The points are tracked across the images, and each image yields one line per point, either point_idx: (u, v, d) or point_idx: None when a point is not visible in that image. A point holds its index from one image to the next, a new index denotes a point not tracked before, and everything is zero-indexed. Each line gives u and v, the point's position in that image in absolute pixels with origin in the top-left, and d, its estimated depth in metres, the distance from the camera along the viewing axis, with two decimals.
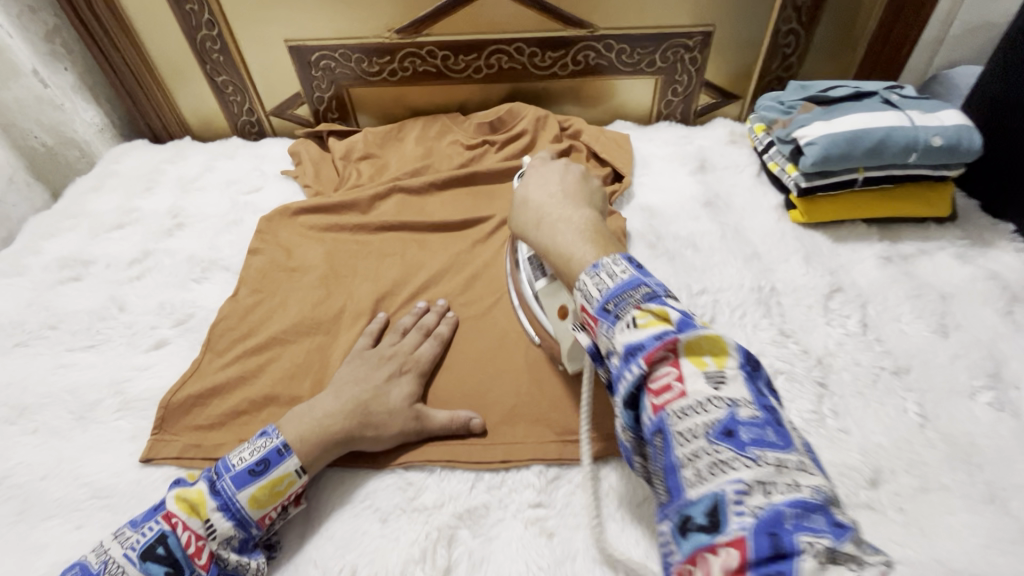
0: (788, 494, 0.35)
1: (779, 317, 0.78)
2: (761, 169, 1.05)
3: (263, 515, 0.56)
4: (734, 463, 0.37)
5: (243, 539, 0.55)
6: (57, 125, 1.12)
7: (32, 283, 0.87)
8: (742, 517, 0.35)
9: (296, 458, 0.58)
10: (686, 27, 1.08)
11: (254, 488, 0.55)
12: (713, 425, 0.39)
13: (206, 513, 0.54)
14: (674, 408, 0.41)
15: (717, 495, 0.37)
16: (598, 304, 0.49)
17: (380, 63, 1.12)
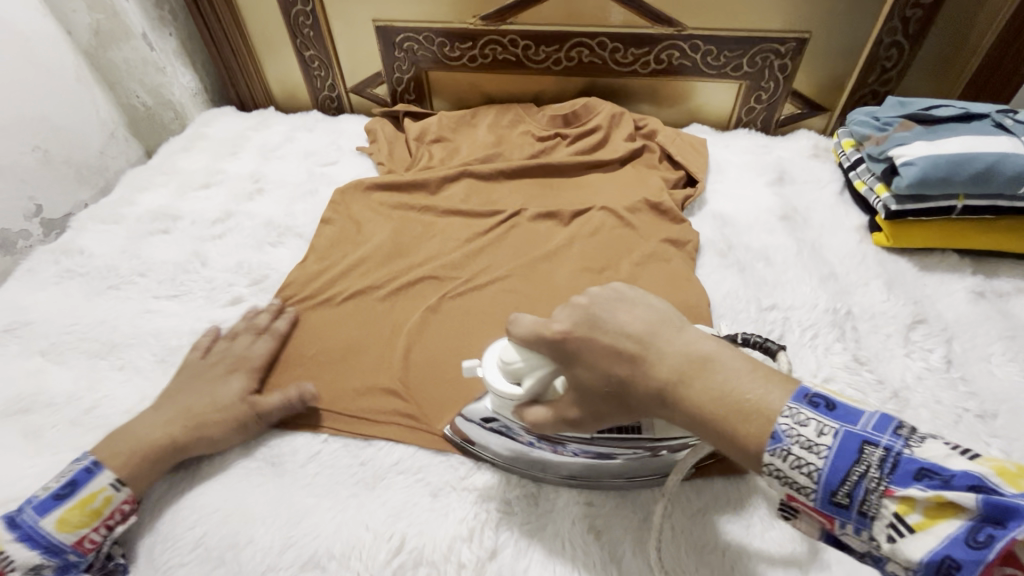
0: (976, 539, 0.33)
1: (854, 342, 0.74)
2: (844, 186, 1.00)
3: (77, 538, 0.54)
4: (905, 522, 0.36)
5: (60, 565, 0.54)
6: (157, 87, 1.19)
7: (126, 231, 0.93)
8: None
9: (109, 473, 0.57)
10: (780, 32, 1.03)
11: (61, 510, 0.54)
12: (852, 488, 0.38)
13: (11, 549, 0.52)
14: (782, 475, 0.40)
15: (917, 566, 0.35)
16: (791, 477, 0.39)
17: (462, 48, 1.13)
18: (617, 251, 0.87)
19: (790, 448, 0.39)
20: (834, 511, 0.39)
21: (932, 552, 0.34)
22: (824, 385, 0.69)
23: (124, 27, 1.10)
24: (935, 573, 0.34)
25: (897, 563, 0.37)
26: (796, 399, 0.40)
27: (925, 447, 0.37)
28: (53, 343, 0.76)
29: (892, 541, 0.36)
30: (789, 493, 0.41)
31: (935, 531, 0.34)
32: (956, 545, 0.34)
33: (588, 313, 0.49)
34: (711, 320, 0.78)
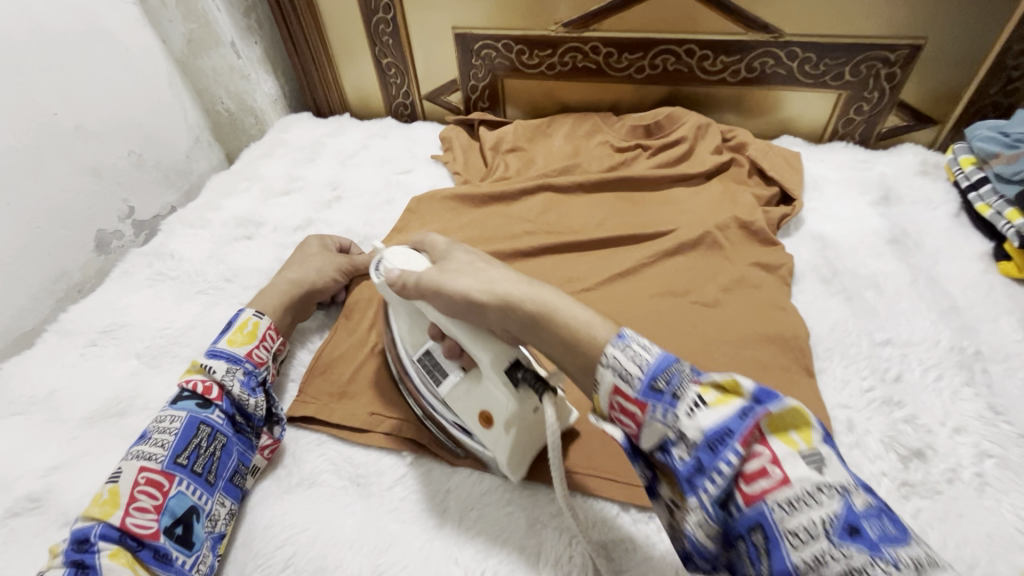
0: (845, 488, 0.36)
1: (986, 387, 0.66)
2: (961, 208, 0.90)
3: (248, 350, 0.66)
4: (794, 464, 0.37)
5: (246, 372, 0.65)
6: (241, 94, 1.22)
7: (212, 235, 0.95)
8: (836, 532, 0.34)
9: (251, 309, 0.70)
10: (890, 39, 0.95)
11: (228, 334, 0.67)
12: (748, 434, 0.38)
13: (206, 366, 0.63)
14: (688, 418, 0.40)
15: (824, 524, 0.35)
16: (695, 420, 0.39)
17: (541, 56, 1.10)
18: (705, 272, 0.82)
19: (619, 367, 0.43)
20: (649, 396, 0.42)
21: (716, 423, 0.39)
22: (953, 436, 0.62)
23: (215, 35, 1.13)
24: (829, 527, 0.35)
25: (790, 531, 0.35)
26: (617, 339, 0.44)
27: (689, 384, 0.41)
28: (148, 346, 0.78)
29: (794, 493, 0.36)
30: (613, 382, 0.43)
31: (722, 409, 0.40)
32: (736, 420, 0.39)
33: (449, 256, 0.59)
34: (816, 355, 0.71)
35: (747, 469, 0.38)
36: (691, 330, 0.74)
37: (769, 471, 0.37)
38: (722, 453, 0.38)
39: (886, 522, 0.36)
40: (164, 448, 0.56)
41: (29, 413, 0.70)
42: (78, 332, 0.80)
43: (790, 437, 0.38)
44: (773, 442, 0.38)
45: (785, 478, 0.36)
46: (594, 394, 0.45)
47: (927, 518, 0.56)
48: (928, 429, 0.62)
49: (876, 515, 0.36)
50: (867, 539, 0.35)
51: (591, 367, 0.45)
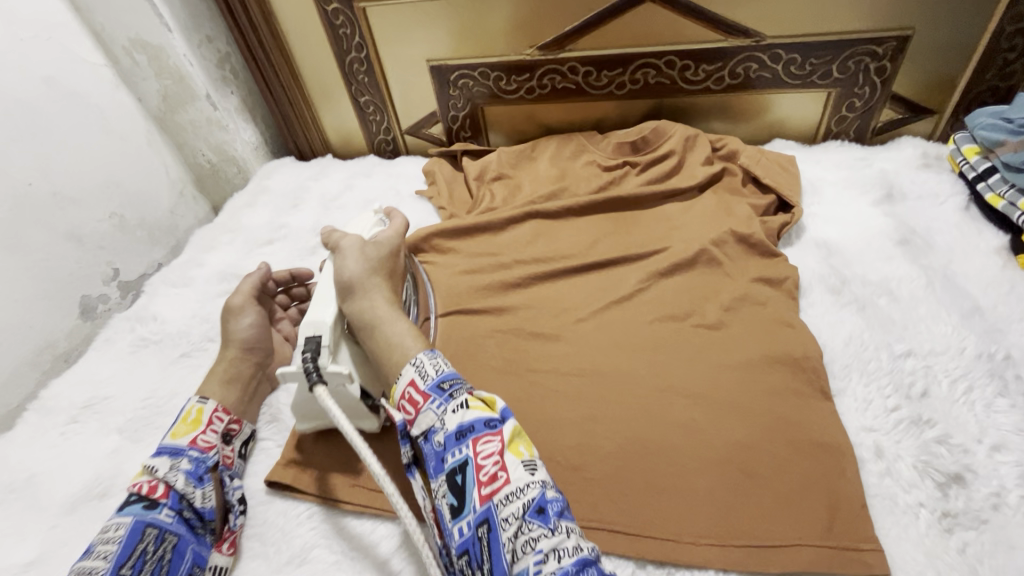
0: (491, 423, 0.53)
1: (1022, 397, 0.61)
2: (971, 200, 0.86)
3: (192, 439, 0.62)
4: (468, 404, 0.54)
5: (194, 460, 0.61)
6: (220, 144, 1.21)
7: (196, 293, 0.92)
8: (461, 440, 0.52)
9: (195, 397, 0.67)
10: (877, 32, 0.92)
11: (173, 428, 0.64)
12: (454, 384, 0.57)
13: (149, 466, 0.59)
14: (422, 366, 0.58)
15: (455, 430, 0.53)
16: (428, 369, 0.58)
17: (518, 80, 1.08)
18: (705, 291, 0.77)
19: (420, 367, 0.58)
20: (433, 392, 0.56)
21: (466, 421, 0.53)
22: (993, 455, 0.57)
23: (190, 89, 1.12)
24: (457, 436, 0.53)
25: (440, 433, 0.54)
26: (427, 352, 0.60)
27: (441, 363, 0.59)
28: (130, 419, 0.74)
29: (454, 410, 0.54)
30: (411, 377, 0.58)
31: (477, 413, 0.54)
32: (480, 423, 0.53)
33: (378, 261, 0.69)
34: (834, 375, 0.66)
35: (485, 475, 0.50)
36: (695, 359, 0.70)
37: (499, 475, 0.50)
38: (462, 443, 0.52)
39: (524, 458, 0.51)
40: (107, 559, 0.51)
41: (7, 503, 0.66)
42: (58, 409, 0.77)
43: (478, 404, 0.55)
44: (508, 455, 0.51)
45: (509, 479, 0.49)
46: (394, 385, 0.59)
47: (976, 553, 0.51)
48: (964, 450, 0.57)
49: (516, 451, 0.52)
50: (492, 467, 0.50)
51: (402, 365, 0.60)
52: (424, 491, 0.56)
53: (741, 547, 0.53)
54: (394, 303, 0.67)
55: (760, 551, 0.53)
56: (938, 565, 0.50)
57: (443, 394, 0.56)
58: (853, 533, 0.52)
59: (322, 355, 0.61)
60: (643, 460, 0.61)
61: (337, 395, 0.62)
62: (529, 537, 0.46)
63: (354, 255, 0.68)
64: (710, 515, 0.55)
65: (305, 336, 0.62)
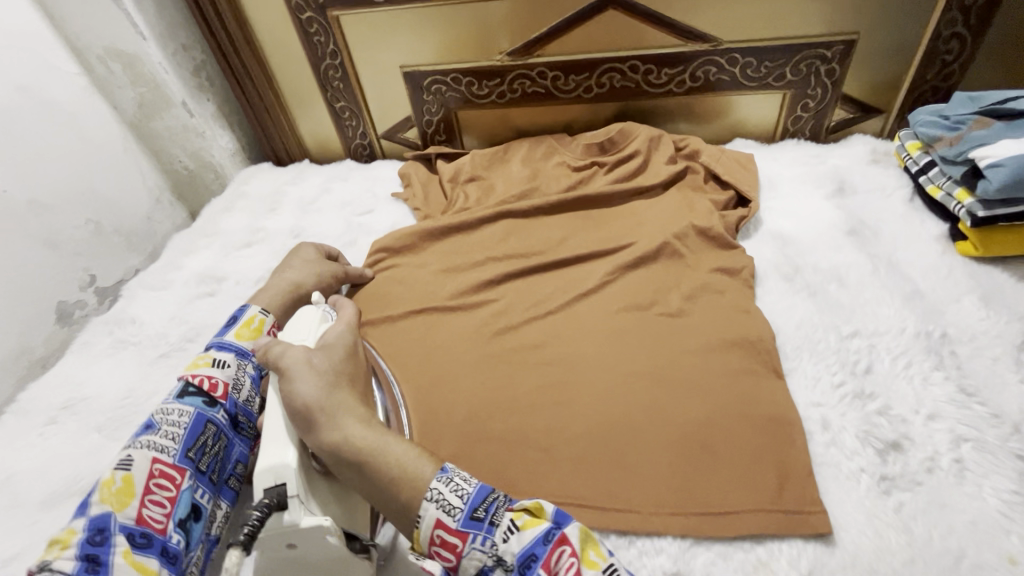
0: (549, 535, 0.47)
1: (956, 370, 0.66)
2: (914, 192, 0.92)
3: (256, 344, 0.69)
4: (516, 525, 0.49)
5: (252, 368, 0.67)
6: (197, 150, 1.23)
7: (174, 296, 0.94)
8: (526, 571, 0.46)
9: (256, 306, 0.73)
10: (824, 36, 0.98)
11: (236, 328, 0.69)
12: (488, 507, 0.50)
13: (216, 360, 0.64)
14: (443, 497, 0.51)
15: (514, 560, 0.47)
16: (451, 500, 0.50)
17: (490, 85, 1.12)
18: (667, 282, 0.81)
19: (442, 500, 0.50)
20: (470, 527, 0.49)
21: (526, 548, 0.47)
22: (929, 424, 0.61)
23: (165, 97, 1.14)
24: (520, 567, 0.47)
25: (502, 570, 0.47)
26: (442, 474, 0.52)
27: (459, 481, 0.52)
28: (109, 418, 0.75)
29: (505, 538, 0.48)
30: (438, 517, 0.50)
31: (532, 532, 0.48)
32: (539, 543, 0.47)
33: (332, 366, 0.59)
34: (786, 356, 0.71)
35: None
36: (657, 344, 0.73)
37: None
38: (529, 574, 0.46)
39: (599, 564, 0.46)
40: (175, 441, 0.57)
41: None
42: (36, 411, 0.78)
43: (526, 521, 0.49)
44: (584, 566, 0.45)
45: None
46: (416, 530, 0.51)
47: (910, 512, 0.55)
48: (902, 419, 0.62)
49: (588, 559, 0.46)
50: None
51: (416, 504, 0.51)
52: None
53: (698, 515, 0.56)
54: (370, 418, 0.57)
55: (715, 517, 0.56)
56: (876, 525, 0.54)
57: (483, 524, 0.49)
58: (800, 497, 0.56)
59: (289, 508, 0.51)
60: (608, 438, 0.64)
61: (320, 548, 0.52)
62: None
63: (305, 362, 0.58)
64: (670, 487, 0.59)
65: (266, 488, 0.53)
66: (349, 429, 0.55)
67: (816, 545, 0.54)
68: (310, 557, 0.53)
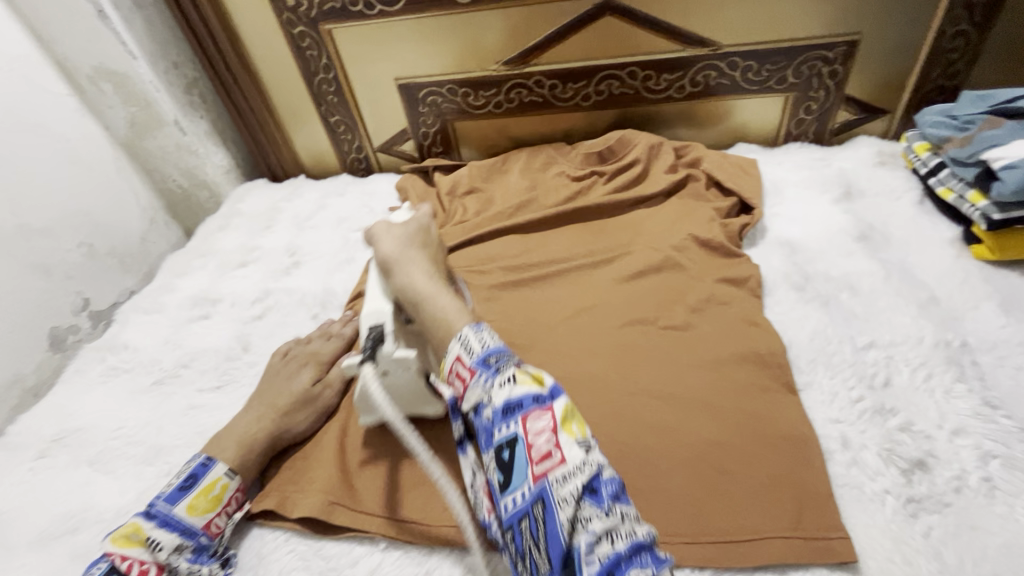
0: (542, 399, 0.52)
1: (979, 381, 0.63)
2: (925, 194, 0.89)
3: (207, 522, 0.60)
4: (515, 378, 0.53)
5: (196, 547, 0.59)
6: (191, 168, 1.20)
7: (168, 320, 0.91)
8: (507, 416, 0.51)
9: (223, 464, 0.63)
10: (826, 37, 0.96)
11: (190, 498, 0.60)
12: (500, 359, 0.55)
13: (151, 539, 0.57)
14: (467, 342, 0.57)
15: (501, 407, 0.51)
16: (471, 344, 0.56)
17: (486, 95, 1.10)
18: (674, 294, 0.79)
19: (466, 342, 0.57)
20: (480, 366, 0.54)
21: (514, 397, 0.51)
22: (953, 439, 0.59)
23: (157, 116, 1.12)
24: (504, 413, 0.51)
25: (487, 409, 0.52)
26: (472, 326, 0.58)
27: (486, 337, 0.57)
28: (100, 451, 0.73)
29: (500, 385, 0.52)
30: (457, 352, 0.57)
31: (526, 388, 0.52)
32: (529, 399, 0.51)
33: (403, 237, 0.73)
34: (800, 369, 0.68)
35: (540, 451, 0.49)
36: (666, 360, 0.71)
37: (553, 453, 0.49)
38: (511, 419, 0.51)
39: (576, 437, 0.50)
40: None
41: None
42: (27, 444, 0.75)
43: (530, 380, 0.53)
44: (561, 434, 0.50)
45: (564, 458, 0.49)
46: (443, 358, 0.59)
47: (940, 536, 0.52)
48: (926, 435, 0.59)
49: (568, 429, 0.50)
50: (548, 446, 0.49)
51: (448, 340, 0.59)
52: (474, 467, 0.57)
53: (716, 543, 0.54)
54: (433, 273, 0.68)
55: (732, 544, 0.54)
56: (904, 551, 0.51)
57: (489, 369, 0.54)
58: (821, 522, 0.54)
59: (385, 339, 0.63)
60: (622, 464, 0.61)
61: (409, 378, 0.64)
62: (582, 517, 0.46)
63: (388, 237, 0.73)
64: (689, 514, 0.56)
65: (369, 327, 0.65)
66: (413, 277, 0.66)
67: (841, 574, 0.51)
68: (397, 392, 0.65)
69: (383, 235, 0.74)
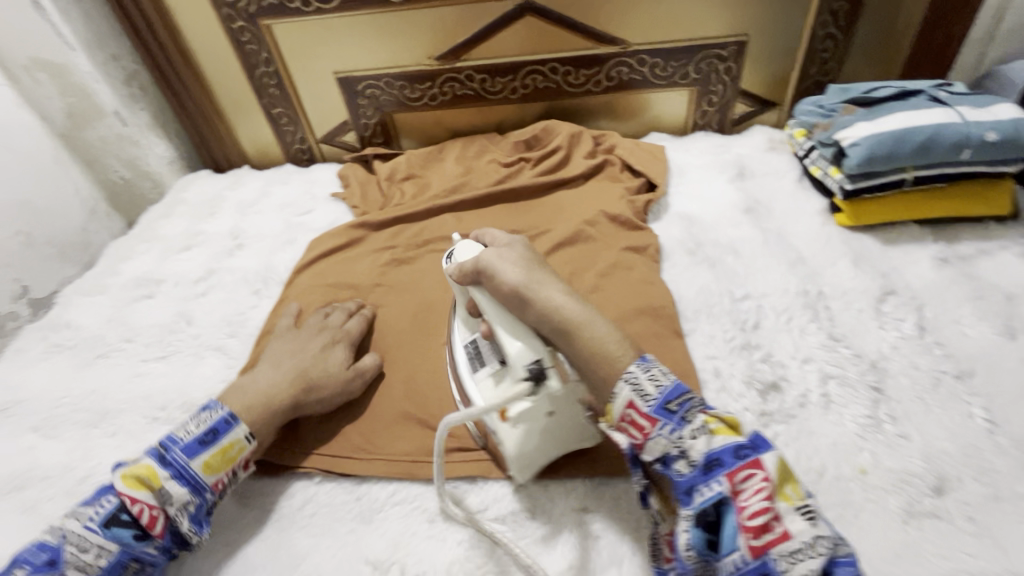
0: (743, 453, 0.48)
1: (828, 321, 0.76)
2: (803, 174, 1.03)
3: (216, 481, 0.60)
4: (710, 429, 0.50)
5: (199, 505, 0.58)
6: (132, 159, 1.23)
7: (111, 300, 0.95)
8: (711, 472, 0.48)
9: (243, 427, 0.63)
10: (720, 37, 1.09)
11: (206, 455, 0.59)
12: (682, 403, 0.52)
13: (163, 490, 0.56)
14: (637, 382, 0.53)
15: (699, 460, 0.49)
16: (645, 385, 0.52)
17: (421, 88, 1.18)
18: (585, 261, 0.89)
19: (638, 385, 0.53)
20: (661, 414, 0.51)
21: (714, 450, 0.49)
22: (803, 366, 0.70)
23: (96, 107, 1.15)
24: (704, 467, 0.48)
25: (683, 463, 0.50)
26: (641, 362, 0.54)
27: (658, 380, 0.53)
28: (44, 418, 0.76)
29: (693, 437, 0.50)
30: (631, 398, 0.52)
31: (723, 439, 0.50)
32: (729, 451, 0.49)
33: (518, 251, 0.64)
34: (688, 318, 0.79)
35: (765, 523, 0.45)
36: None
37: (773, 524, 0.45)
38: (715, 476, 0.48)
39: (795, 505, 0.46)
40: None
41: None
42: None
43: (714, 427, 0.51)
44: (779, 500, 0.46)
45: (788, 530, 0.44)
46: (609, 403, 0.54)
47: (784, 440, 0.63)
48: (782, 364, 0.71)
49: (786, 499, 0.46)
50: (765, 517, 0.45)
51: (614, 380, 0.54)
52: (660, 517, 0.53)
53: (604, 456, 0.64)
54: (570, 291, 0.60)
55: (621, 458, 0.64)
56: None
57: (673, 417, 0.51)
58: None
59: (549, 377, 0.56)
60: None
61: (571, 412, 0.59)
62: None
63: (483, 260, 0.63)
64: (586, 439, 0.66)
65: (525, 365, 0.56)
66: (557, 298, 0.58)
67: None
68: (563, 427, 0.60)
69: (486, 256, 0.63)
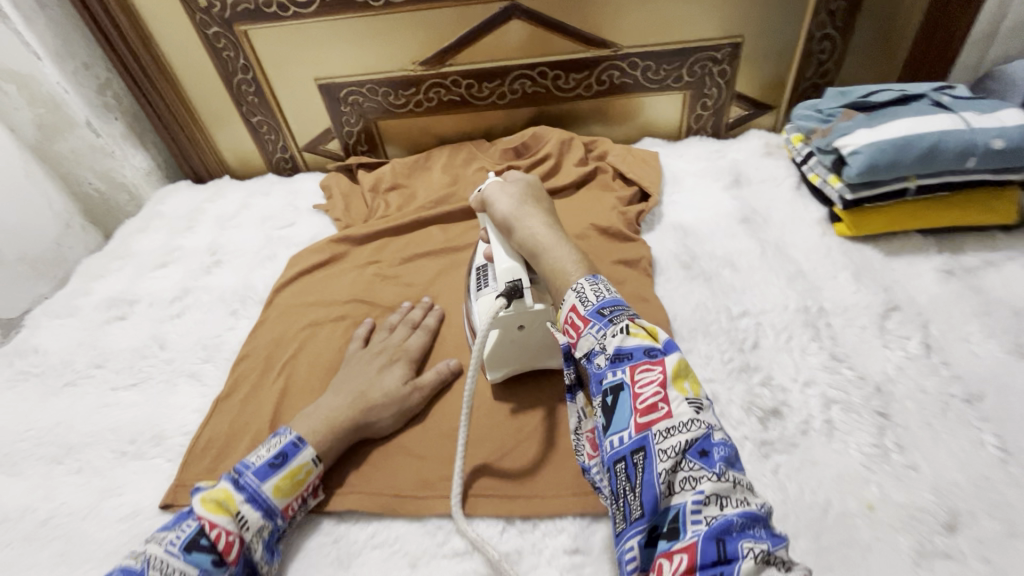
0: (652, 352, 0.49)
1: (830, 340, 0.73)
2: (801, 181, 0.99)
3: (288, 505, 0.59)
4: (627, 330, 0.50)
5: (271, 530, 0.57)
6: (107, 171, 1.19)
7: (81, 322, 0.91)
8: (616, 363, 0.49)
9: (311, 449, 0.62)
10: (714, 39, 1.05)
11: (277, 478, 0.58)
12: (614, 309, 0.53)
13: (239, 514, 0.55)
14: (583, 293, 0.55)
15: (611, 353, 0.50)
16: (588, 295, 0.55)
17: (406, 95, 1.14)
18: None
19: (582, 293, 0.56)
20: (593, 316, 0.53)
21: (626, 346, 0.49)
22: (805, 390, 0.67)
23: (67, 119, 1.11)
24: (613, 360, 0.50)
25: (601, 357, 0.51)
26: (590, 278, 0.57)
27: (593, 293, 0.55)
28: (7, 453, 0.72)
29: (612, 335, 0.50)
30: (573, 303, 0.56)
31: (637, 339, 0.50)
32: (640, 350, 0.49)
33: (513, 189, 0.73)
34: (683, 337, 0.75)
35: (650, 404, 0.47)
36: None
37: (658, 406, 0.46)
38: (619, 365, 0.49)
39: (685, 396, 0.47)
40: None
41: None
42: None
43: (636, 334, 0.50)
44: (673, 390, 0.47)
45: (670, 411, 0.46)
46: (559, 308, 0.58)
47: (785, 471, 0.60)
48: (782, 388, 0.68)
49: (679, 387, 0.47)
50: (654, 404, 0.47)
51: (564, 291, 0.58)
52: (583, 415, 0.56)
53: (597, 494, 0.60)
54: (551, 223, 0.68)
55: None
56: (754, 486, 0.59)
57: (602, 319, 0.52)
58: None
59: (524, 295, 0.64)
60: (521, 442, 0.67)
61: (541, 330, 0.67)
62: (688, 475, 0.43)
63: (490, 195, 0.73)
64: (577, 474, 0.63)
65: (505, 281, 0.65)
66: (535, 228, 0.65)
67: None
68: (528, 340, 0.68)
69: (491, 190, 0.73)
